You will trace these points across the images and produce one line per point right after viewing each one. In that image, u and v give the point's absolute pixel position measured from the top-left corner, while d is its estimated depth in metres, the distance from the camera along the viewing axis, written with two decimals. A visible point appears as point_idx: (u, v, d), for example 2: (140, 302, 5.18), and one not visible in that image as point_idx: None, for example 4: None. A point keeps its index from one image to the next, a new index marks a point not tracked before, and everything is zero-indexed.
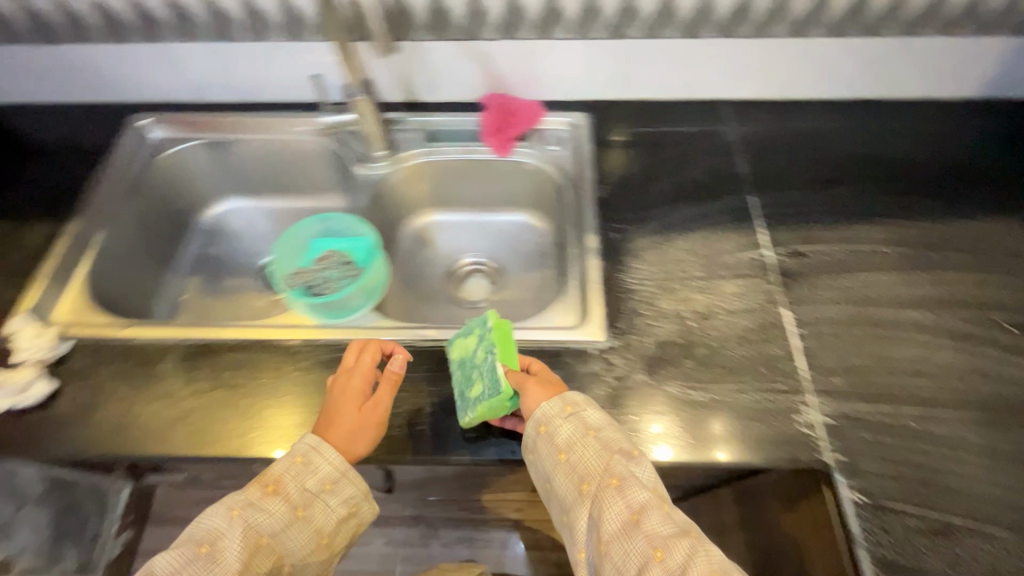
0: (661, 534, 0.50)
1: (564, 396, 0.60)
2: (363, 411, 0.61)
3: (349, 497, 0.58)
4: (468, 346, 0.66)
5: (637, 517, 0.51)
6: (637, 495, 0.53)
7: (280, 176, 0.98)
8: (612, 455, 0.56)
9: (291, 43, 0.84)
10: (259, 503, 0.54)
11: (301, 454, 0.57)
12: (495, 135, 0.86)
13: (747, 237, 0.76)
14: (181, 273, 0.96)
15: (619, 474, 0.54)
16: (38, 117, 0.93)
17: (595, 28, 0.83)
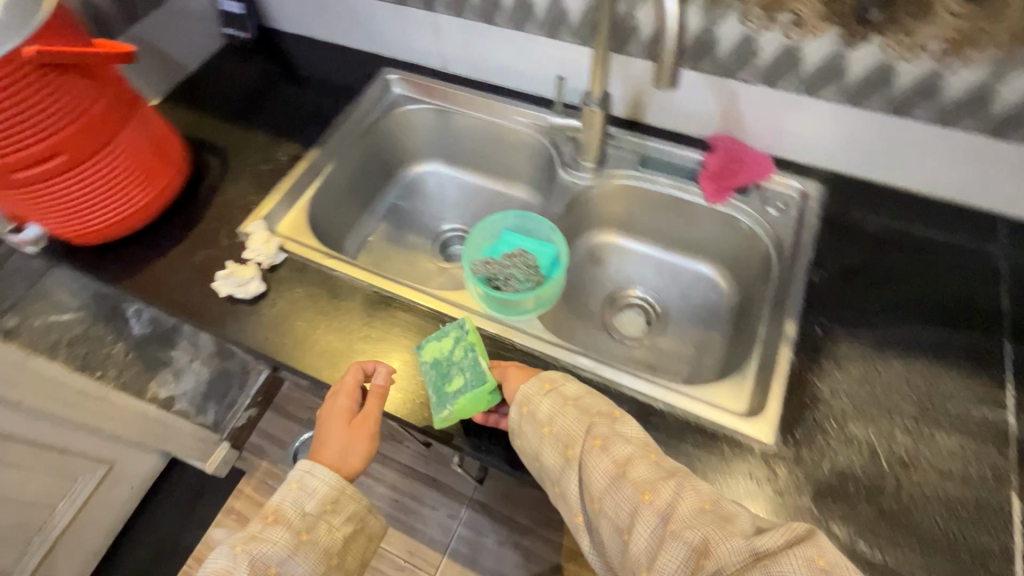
0: (647, 479, 0.52)
1: (541, 374, 0.62)
2: (351, 429, 0.64)
3: (353, 514, 0.62)
4: (443, 346, 0.67)
5: (622, 469, 0.53)
6: (620, 449, 0.55)
7: (487, 156, 1.03)
8: (590, 418, 0.58)
9: (544, 38, 0.85)
10: (266, 531, 0.58)
11: (296, 480, 0.61)
12: (713, 180, 0.80)
13: (988, 390, 0.62)
14: (376, 217, 1.05)
15: (600, 434, 0.56)
16: (311, 51, 1.07)
17: (874, 98, 0.71)
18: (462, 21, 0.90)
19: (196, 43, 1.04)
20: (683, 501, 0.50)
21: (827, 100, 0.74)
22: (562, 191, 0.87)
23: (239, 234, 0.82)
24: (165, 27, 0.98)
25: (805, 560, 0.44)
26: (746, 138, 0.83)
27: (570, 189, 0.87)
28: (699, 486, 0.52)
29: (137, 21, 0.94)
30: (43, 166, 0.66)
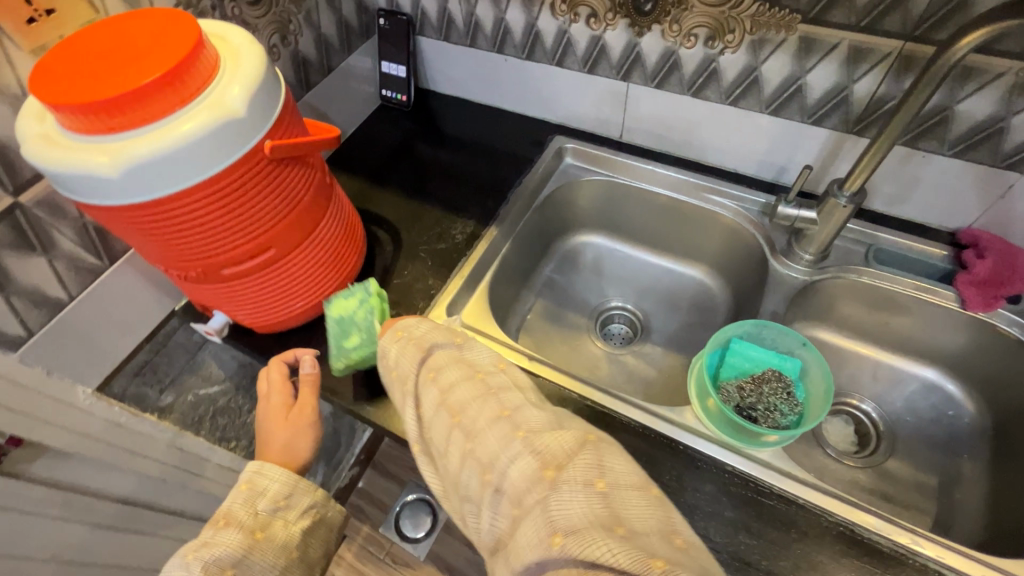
0: (464, 400, 0.48)
1: (394, 321, 0.58)
2: (292, 421, 0.64)
3: (306, 506, 0.61)
4: (347, 305, 0.68)
5: (457, 411, 0.47)
6: (451, 377, 0.50)
7: (662, 232, 0.94)
8: (426, 351, 0.54)
9: (768, 117, 0.77)
10: (220, 535, 0.55)
11: (245, 481, 0.59)
12: (979, 285, 0.68)
13: None
14: (533, 291, 0.98)
15: (438, 368, 0.52)
16: (472, 116, 1.02)
17: None
18: (663, 93, 0.82)
19: (356, 107, 1.00)
20: (504, 424, 0.44)
21: None
22: (778, 285, 0.76)
23: None
24: (333, 93, 0.95)
25: (583, 483, 0.38)
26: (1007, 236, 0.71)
27: (787, 283, 0.76)
28: (505, 397, 0.47)
29: (311, 88, 0.90)
30: (255, 261, 0.61)
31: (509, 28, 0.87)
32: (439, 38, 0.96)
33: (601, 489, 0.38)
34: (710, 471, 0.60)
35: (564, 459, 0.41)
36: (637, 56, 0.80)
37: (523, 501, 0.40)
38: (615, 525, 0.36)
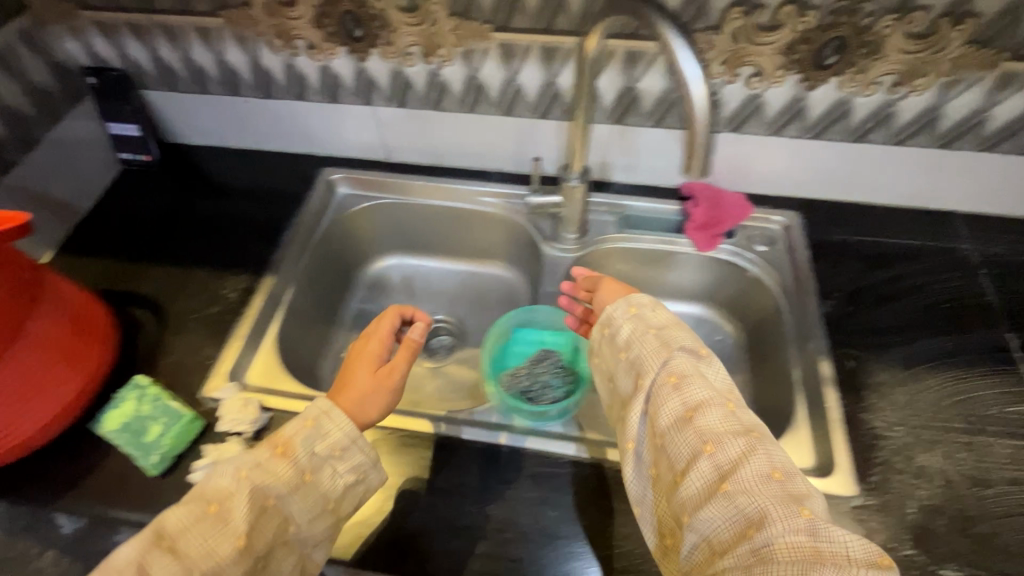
0: (716, 430, 0.47)
1: (629, 299, 0.59)
2: (370, 371, 0.58)
3: (359, 465, 0.52)
4: (121, 411, 0.62)
5: (692, 413, 0.48)
6: (695, 394, 0.49)
7: (453, 239, 0.97)
8: (668, 350, 0.53)
9: (502, 117, 0.81)
10: (269, 462, 0.49)
11: (312, 418, 0.52)
12: (702, 230, 0.80)
13: (1015, 388, 0.65)
14: (344, 327, 0.95)
15: (677, 372, 0.51)
16: (232, 163, 0.95)
17: (834, 129, 0.73)
18: (407, 111, 0.83)
19: (89, 179, 0.89)
20: (719, 429, 0.46)
21: (791, 137, 0.75)
22: (552, 268, 0.82)
23: (203, 400, 0.68)
24: (46, 169, 0.82)
25: (790, 513, 0.41)
26: (717, 182, 0.84)
27: (560, 264, 0.82)
28: (692, 390, 0.49)
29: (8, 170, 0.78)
30: None
31: (232, 68, 0.82)
32: (167, 89, 0.88)
33: (804, 519, 0.40)
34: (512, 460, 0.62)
35: (819, 527, 0.40)
36: (367, 80, 0.79)
37: (714, 499, 0.43)
38: (816, 554, 0.38)
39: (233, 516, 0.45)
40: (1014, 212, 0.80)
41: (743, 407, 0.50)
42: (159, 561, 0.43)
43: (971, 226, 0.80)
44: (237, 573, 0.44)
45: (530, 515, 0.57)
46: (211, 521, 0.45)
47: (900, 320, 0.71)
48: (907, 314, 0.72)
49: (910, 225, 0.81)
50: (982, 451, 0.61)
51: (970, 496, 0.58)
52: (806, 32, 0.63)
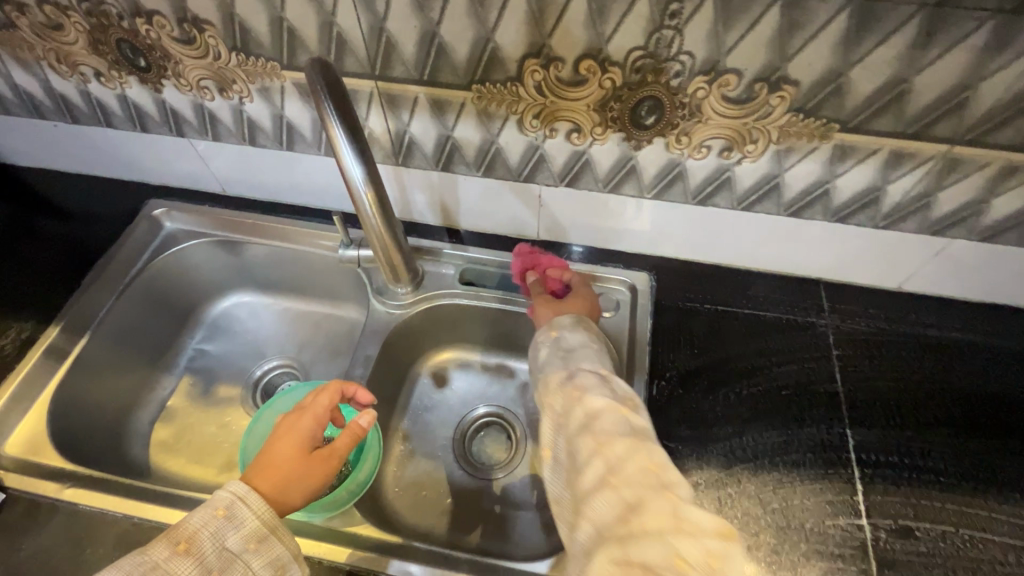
0: (609, 432, 0.44)
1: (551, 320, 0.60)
2: (309, 457, 0.52)
3: (277, 558, 0.47)
4: None
5: (590, 420, 0.45)
6: (595, 402, 0.46)
7: (300, 281, 0.89)
8: (573, 369, 0.51)
9: (325, 158, 0.73)
10: (170, 564, 0.43)
11: (224, 507, 0.46)
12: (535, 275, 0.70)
13: (840, 495, 0.58)
14: (175, 372, 0.87)
15: (582, 383, 0.49)
16: (58, 189, 0.88)
17: (674, 191, 0.66)
18: (224, 146, 0.75)
19: None
20: (612, 431, 0.43)
21: (631, 196, 0.68)
22: (377, 326, 0.75)
23: None
24: None
25: (657, 497, 0.39)
26: (566, 236, 0.77)
27: (387, 321, 0.75)
28: (591, 402, 0.46)
29: None
30: None
31: (27, 92, 0.74)
32: None
33: (668, 503, 0.39)
34: None
35: (681, 511, 0.38)
36: (171, 112, 0.71)
37: (602, 492, 0.41)
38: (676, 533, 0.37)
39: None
40: (884, 284, 0.73)
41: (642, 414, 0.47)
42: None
43: (835, 297, 0.74)
44: None
45: None
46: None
47: (733, 407, 0.65)
48: (742, 401, 0.65)
49: (770, 295, 0.74)
50: (805, 560, 0.55)
51: None
52: (615, 89, 0.55)
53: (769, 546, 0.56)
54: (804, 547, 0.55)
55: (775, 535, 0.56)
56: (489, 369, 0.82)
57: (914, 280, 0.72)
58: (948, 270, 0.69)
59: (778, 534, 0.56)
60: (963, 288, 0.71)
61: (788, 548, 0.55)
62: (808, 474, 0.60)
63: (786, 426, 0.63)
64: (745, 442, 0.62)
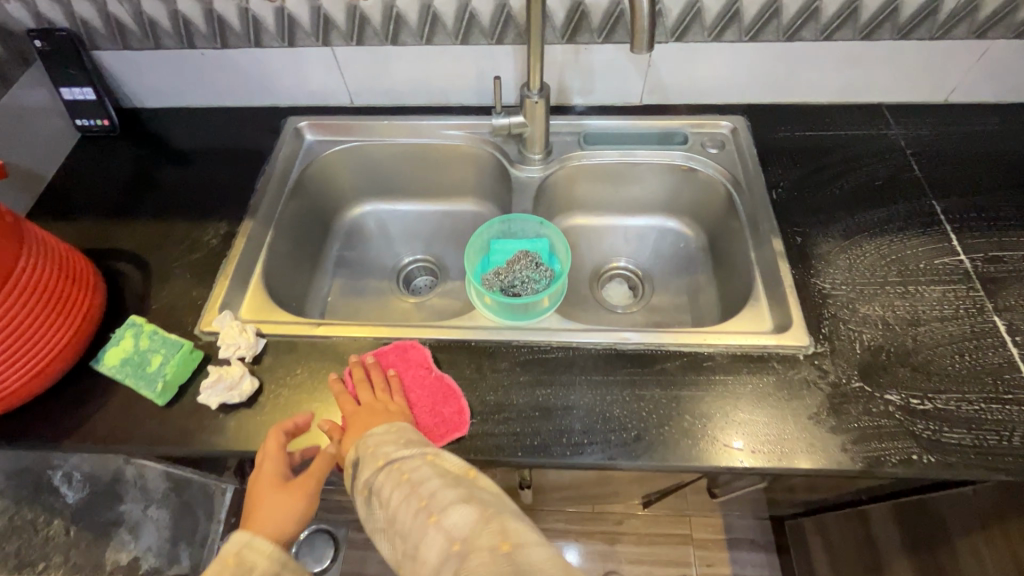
0: (407, 523, 0.49)
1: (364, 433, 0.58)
2: (285, 491, 0.58)
3: None
4: (121, 348, 0.66)
5: (391, 517, 0.51)
6: (382, 493, 0.52)
7: (425, 181, 1.00)
8: (367, 468, 0.54)
9: (461, 47, 0.84)
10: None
11: (235, 554, 0.54)
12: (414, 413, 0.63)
13: (940, 243, 0.74)
14: (326, 273, 0.97)
15: (366, 484, 0.54)
16: (191, 121, 0.95)
17: (768, 30, 0.80)
18: (366, 49, 0.85)
19: (46, 146, 0.87)
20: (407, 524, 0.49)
21: (731, 42, 0.82)
22: (523, 188, 0.86)
23: (200, 334, 0.70)
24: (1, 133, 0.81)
25: (422, 527, 0.48)
26: (668, 96, 0.90)
27: (529, 183, 0.87)
28: (402, 500, 0.51)
29: None
30: None
31: (185, 18, 0.83)
32: (117, 47, 0.87)
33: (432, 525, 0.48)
34: (502, 353, 0.67)
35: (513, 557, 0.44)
36: (324, 19, 0.82)
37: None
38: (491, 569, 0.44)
39: None
40: (932, 98, 0.89)
41: (427, 466, 0.53)
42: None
43: (897, 114, 0.88)
44: None
45: (520, 396, 0.64)
46: None
47: (843, 199, 0.79)
48: (848, 193, 0.79)
49: (845, 120, 0.88)
50: (925, 287, 0.70)
51: (921, 324, 0.67)
52: None
53: (895, 282, 0.70)
54: (923, 278, 0.70)
55: (900, 275, 0.71)
56: (611, 229, 0.96)
57: (958, 90, 0.87)
58: (986, 74, 0.85)
59: (903, 273, 0.71)
60: (997, 92, 0.87)
61: (908, 280, 0.70)
62: (912, 233, 0.75)
63: (888, 205, 0.78)
64: (858, 219, 0.76)
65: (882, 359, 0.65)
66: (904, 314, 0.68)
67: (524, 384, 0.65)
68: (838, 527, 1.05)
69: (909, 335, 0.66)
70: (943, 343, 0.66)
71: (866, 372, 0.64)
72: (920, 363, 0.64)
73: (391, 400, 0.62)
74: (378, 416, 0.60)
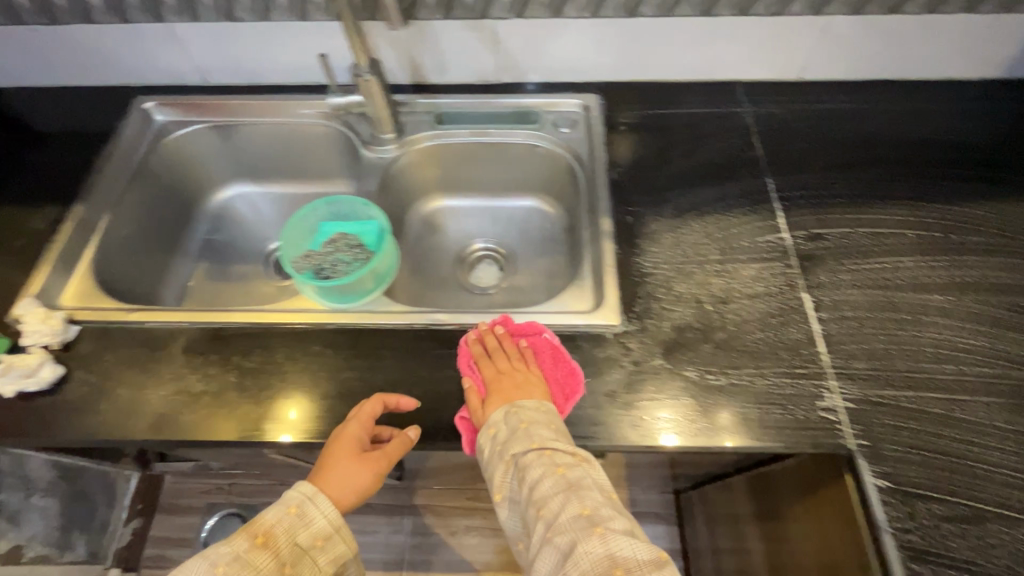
0: (565, 522, 0.49)
1: (518, 407, 0.58)
2: (361, 460, 0.58)
3: (338, 556, 0.56)
4: None
5: (542, 508, 0.50)
6: (545, 485, 0.51)
7: (290, 163, 0.97)
8: (527, 445, 0.55)
9: (300, 23, 0.82)
10: (249, 555, 0.51)
11: (296, 505, 0.55)
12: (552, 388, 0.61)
13: (766, 221, 0.74)
14: (189, 257, 0.94)
15: (559, 464, 0.53)
16: (35, 100, 0.91)
17: (605, 5, 0.80)
18: (203, 25, 0.83)
19: None
20: (564, 522, 0.49)
21: (573, 18, 0.82)
22: (372, 168, 0.85)
23: (10, 321, 0.68)
24: None
25: (582, 532, 0.48)
26: (522, 74, 0.89)
27: (379, 164, 0.86)
28: (573, 494, 0.50)
29: None
30: None
31: None
32: None
33: (593, 536, 0.47)
34: (316, 336, 0.67)
35: None
36: None
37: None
38: None
39: None
40: (786, 76, 0.89)
41: (575, 468, 0.53)
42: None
43: (750, 91, 0.88)
44: None
45: (327, 379, 0.64)
46: None
47: (681, 177, 0.79)
48: (688, 171, 0.80)
49: (699, 98, 0.88)
50: (743, 265, 0.71)
51: (732, 301, 0.68)
52: None
53: (715, 260, 0.71)
54: (741, 256, 0.71)
55: (723, 254, 0.72)
56: (475, 210, 0.96)
57: (809, 68, 0.88)
58: (833, 51, 0.85)
59: (726, 251, 0.72)
60: (847, 69, 0.88)
61: (728, 257, 0.71)
62: (741, 211, 0.75)
63: (723, 184, 0.78)
64: (692, 198, 0.77)
65: (687, 337, 0.66)
66: (718, 291, 0.69)
67: (334, 366, 0.65)
68: (716, 500, 1.07)
69: (719, 313, 0.67)
70: (750, 320, 0.66)
71: (670, 350, 0.65)
72: (723, 340, 0.65)
73: (516, 368, 0.61)
74: (518, 386, 0.60)
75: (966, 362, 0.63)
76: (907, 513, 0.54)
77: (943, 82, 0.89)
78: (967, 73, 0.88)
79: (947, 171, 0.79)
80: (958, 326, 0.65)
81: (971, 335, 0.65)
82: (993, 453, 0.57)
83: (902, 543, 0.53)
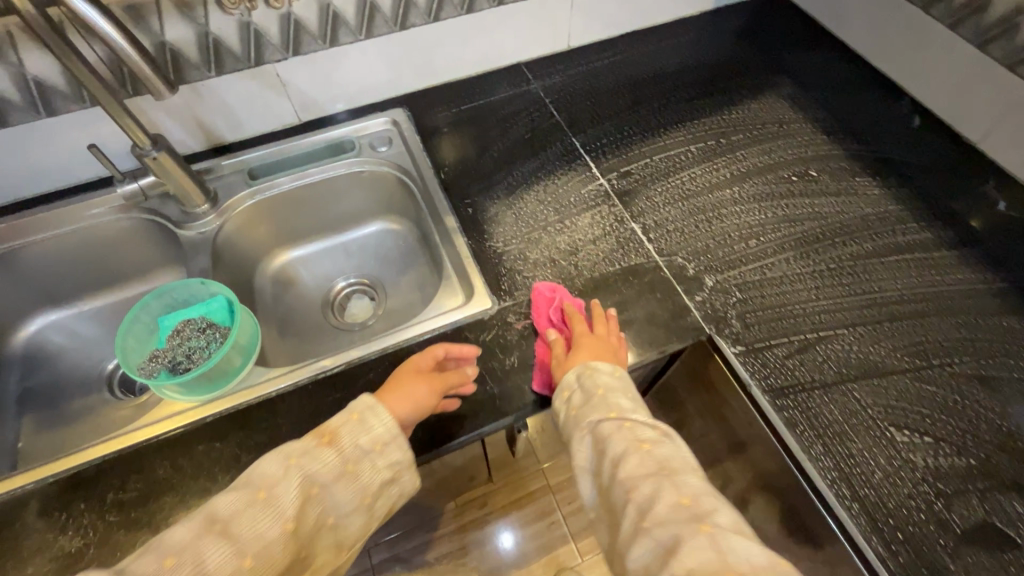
0: (653, 493, 0.49)
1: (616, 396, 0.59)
2: (433, 381, 0.61)
3: (395, 463, 0.54)
4: None
5: (631, 486, 0.51)
6: (631, 464, 0.52)
7: (97, 271, 0.87)
8: (625, 421, 0.57)
9: (53, 118, 0.74)
10: (317, 451, 0.51)
11: (359, 411, 0.54)
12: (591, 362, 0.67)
13: (583, 173, 0.84)
14: (7, 415, 0.78)
15: (646, 440, 0.54)
16: None
17: (377, 26, 0.83)
18: None
19: None
20: (653, 493, 0.49)
21: (350, 42, 0.83)
22: (196, 246, 0.79)
23: None
24: None
25: (675, 508, 0.48)
26: (322, 108, 0.89)
27: (203, 238, 0.80)
28: (664, 466, 0.52)
29: None
30: None
31: None
32: None
33: (688, 513, 0.47)
34: (197, 434, 0.62)
35: (724, 546, 0.44)
36: None
37: (639, 540, 0.47)
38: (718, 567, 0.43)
39: (279, 502, 0.47)
40: (558, 48, 1.00)
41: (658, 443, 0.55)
42: (231, 533, 0.44)
43: (533, 69, 0.98)
44: (284, 554, 0.46)
45: (226, 471, 0.59)
46: (261, 508, 0.46)
47: (502, 159, 0.85)
48: (506, 152, 0.86)
49: (493, 87, 0.95)
50: (577, 216, 0.79)
51: (581, 251, 0.76)
52: None
53: (553, 220, 0.79)
54: (574, 210, 0.80)
55: (559, 213, 0.79)
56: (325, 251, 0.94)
57: (573, 37, 1.00)
58: (586, 19, 0.98)
59: (561, 209, 0.80)
60: (602, 31, 1.01)
61: (564, 214, 0.79)
62: (560, 172, 0.84)
63: (539, 154, 0.86)
64: (517, 174, 0.84)
65: None
66: (566, 246, 0.76)
67: (230, 457, 0.61)
68: None
69: (574, 264, 0.74)
70: (600, 262, 0.75)
71: None
72: (585, 284, 0.73)
73: (616, 343, 0.65)
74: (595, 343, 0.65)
75: (761, 234, 0.77)
76: (760, 364, 0.66)
77: (675, 22, 1.06)
78: (691, 11, 1.06)
79: (702, 91, 0.95)
80: (748, 208, 0.80)
81: (758, 212, 0.79)
82: (800, 294, 0.71)
83: (765, 388, 0.64)
